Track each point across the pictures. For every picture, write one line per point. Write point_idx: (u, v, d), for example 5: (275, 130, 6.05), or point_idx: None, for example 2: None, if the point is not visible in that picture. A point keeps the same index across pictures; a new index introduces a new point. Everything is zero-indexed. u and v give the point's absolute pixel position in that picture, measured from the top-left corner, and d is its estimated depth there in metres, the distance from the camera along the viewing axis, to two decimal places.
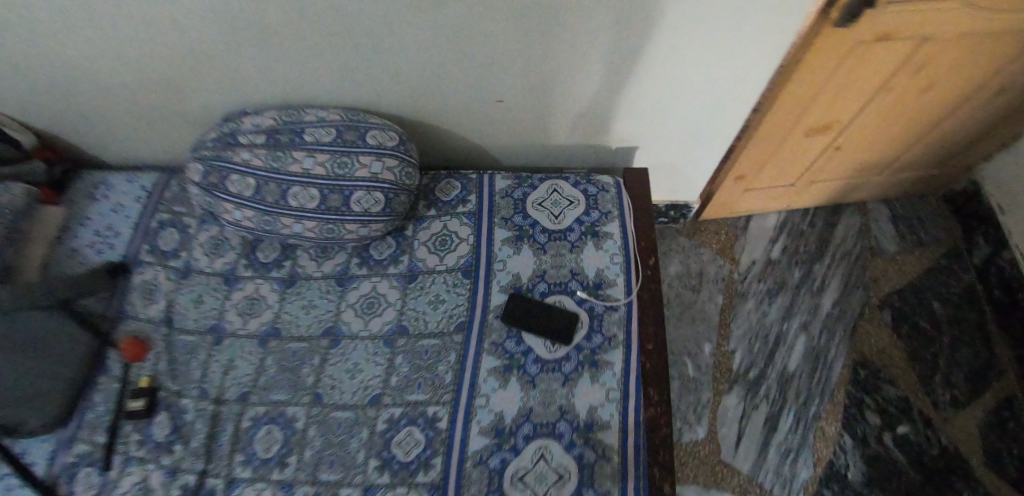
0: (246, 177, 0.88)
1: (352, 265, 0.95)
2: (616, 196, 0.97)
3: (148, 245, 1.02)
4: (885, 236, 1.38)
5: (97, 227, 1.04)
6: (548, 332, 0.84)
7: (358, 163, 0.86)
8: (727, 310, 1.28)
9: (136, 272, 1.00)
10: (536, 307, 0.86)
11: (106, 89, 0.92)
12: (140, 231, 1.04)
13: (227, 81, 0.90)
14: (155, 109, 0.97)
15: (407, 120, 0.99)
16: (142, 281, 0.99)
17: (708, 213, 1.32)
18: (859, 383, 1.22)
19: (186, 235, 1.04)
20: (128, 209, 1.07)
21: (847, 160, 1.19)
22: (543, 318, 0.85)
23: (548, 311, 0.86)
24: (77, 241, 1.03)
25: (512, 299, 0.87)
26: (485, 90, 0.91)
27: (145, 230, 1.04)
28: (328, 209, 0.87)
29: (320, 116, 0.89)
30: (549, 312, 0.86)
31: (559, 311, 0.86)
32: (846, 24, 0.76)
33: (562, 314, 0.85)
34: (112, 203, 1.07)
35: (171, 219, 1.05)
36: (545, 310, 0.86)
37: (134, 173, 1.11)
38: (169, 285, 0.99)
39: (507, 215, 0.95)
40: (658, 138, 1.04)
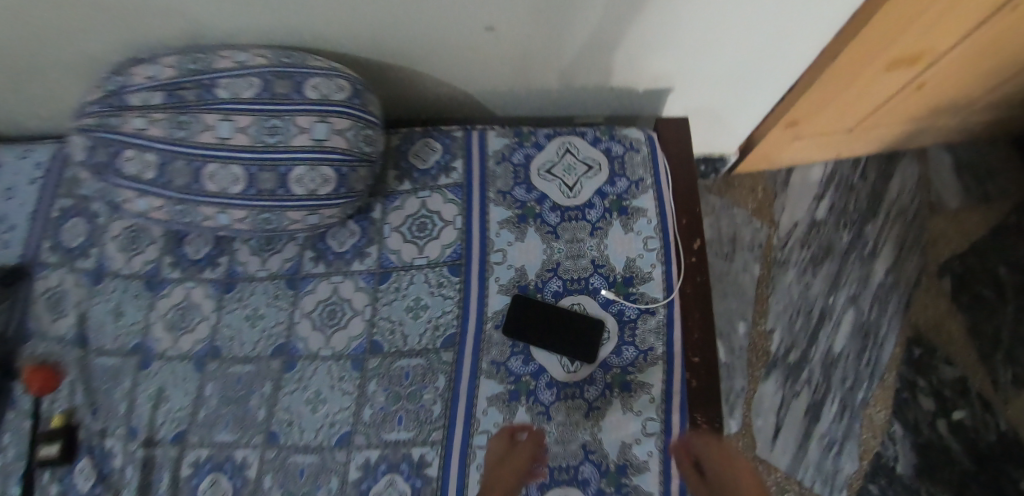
0: (144, 152, 0.63)
1: (306, 260, 0.73)
2: (649, 157, 0.73)
3: (50, 240, 0.78)
4: (947, 187, 1.16)
5: None
6: (566, 347, 0.64)
7: (294, 127, 0.61)
8: (764, 283, 1.10)
9: (38, 276, 0.76)
10: (550, 313, 0.66)
11: None
12: (37, 221, 0.79)
13: (103, 13, 0.62)
14: (19, 60, 0.70)
15: (366, 60, 0.73)
16: (45, 289, 0.76)
17: (744, 165, 1.10)
18: (913, 364, 1.06)
19: (93, 226, 0.79)
20: (21, 194, 0.82)
21: (924, 100, 0.94)
22: (559, 328, 0.65)
23: (565, 319, 0.66)
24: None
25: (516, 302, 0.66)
26: (459, 18, 0.63)
27: (42, 221, 0.79)
28: (259, 193, 0.63)
29: (240, 61, 0.65)
30: (567, 320, 0.66)
31: (580, 318, 0.66)
32: None
33: (584, 323, 0.65)
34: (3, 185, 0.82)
35: (76, 205, 0.80)
36: (562, 316, 0.66)
37: (29, 145, 0.85)
38: (78, 295, 0.76)
39: (504, 187, 0.72)
40: (699, 77, 0.79)
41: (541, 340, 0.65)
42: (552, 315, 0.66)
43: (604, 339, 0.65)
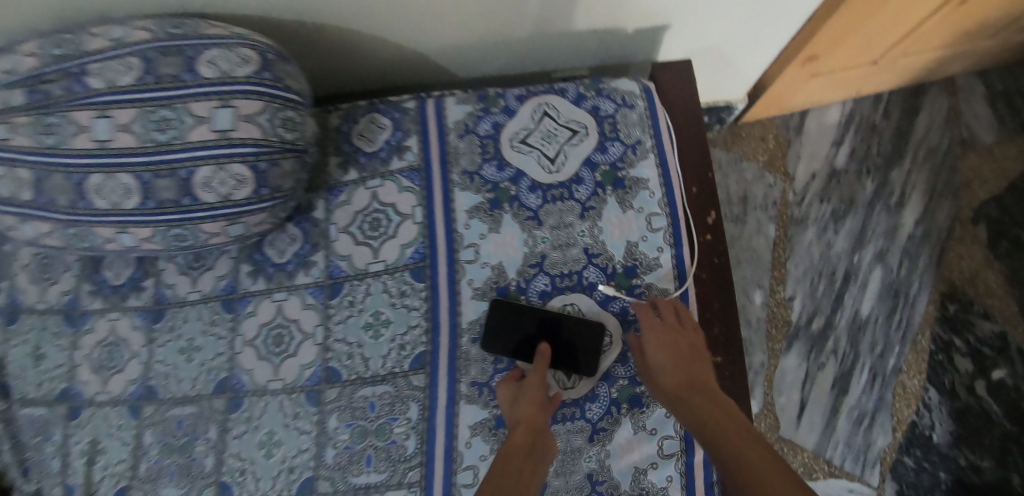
0: (13, 168, 0.49)
1: (242, 276, 0.61)
2: (647, 113, 0.59)
3: None
4: (981, 121, 1.03)
5: None
6: (562, 360, 0.53)
7: (190, 116, 0.49)
8: (781, 246, 0.98)
9: None
10: (541, 319, 0.54)
11: None
12: None
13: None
14: None
15: (286, 19, 0.58)
16: None
17: (754, 112, 0.96)
18: (948, 323, 0.95)
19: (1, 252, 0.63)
20: None
21: (967, 17, 0.79)
22: (553, 337, 0.54)
23: (560, 325, 0.54)
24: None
25: (498, 306, 0.54)
26: None
27: None
28: (161, 205, 0.50)
29: (116, 38, 0.51)
30: (562, 326, 0.54)
31: (578, 323, 0.53)
32: None
33: (584, 328, 0.53)
34: None
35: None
36: (555, 323, 0.54)
37: None
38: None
39: (471, 166, 0.58)
40: (700, 10, 0.64)
41: (532, 354, 0.54)
42: (544, 321, 0.54)
43: (609, 344, 0.54)
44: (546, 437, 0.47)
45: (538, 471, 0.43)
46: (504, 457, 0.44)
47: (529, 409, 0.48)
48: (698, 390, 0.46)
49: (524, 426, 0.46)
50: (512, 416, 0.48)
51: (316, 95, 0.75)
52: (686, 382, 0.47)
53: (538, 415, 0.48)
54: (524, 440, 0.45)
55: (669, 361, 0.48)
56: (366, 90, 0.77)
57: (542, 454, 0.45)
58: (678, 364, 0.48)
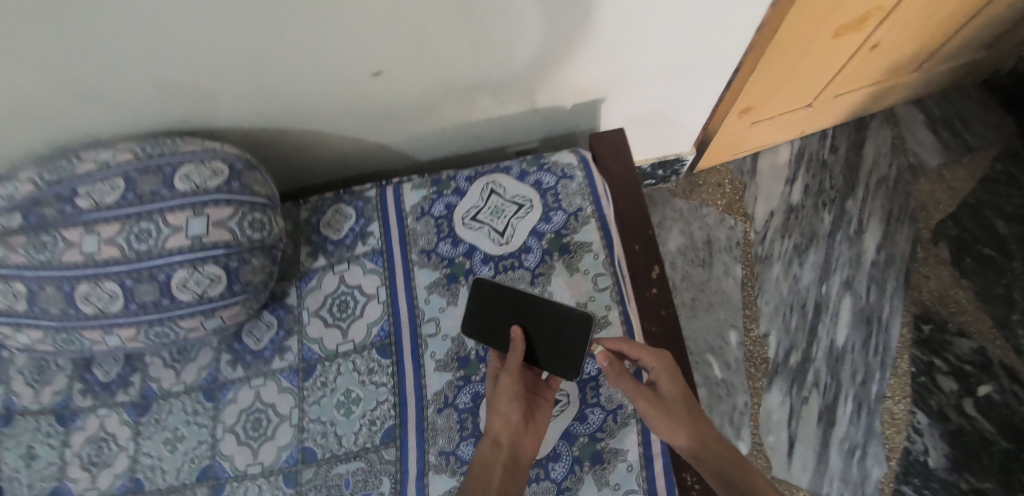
0: (8, 283, 0.54)
1: (222, 365, 0.64)
2: (586, 182, 0.63)
3: None
4: (925, 147, 1.09)
5: None
6: (546, 354, 0.52)
7: (165, 227, 0.55)
8: (749, 284, 1.02)
9: None
10: (514, 318, 0.53)
11: None
12: None
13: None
14: None
15: (258, 125, 0.66)
16: None
17: (706, 161, 1.02)
18: (926, 344, 0.97)
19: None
20: None
21: (882, 60, 0.88)
22: (526, 322, 0.53)
23: (536, 325, 0.52)
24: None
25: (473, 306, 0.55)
26: (346, 61, 0.57)
27: None
28: (142, 307, 0.56)
29: (103, 160, 0.58)
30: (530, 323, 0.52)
31: (556, 327, 0.52)
32: None
33: (563, 329, 0.51)
34: None
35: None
36: (525, 319, 0.53)
37: None
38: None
39: (427, 245, 0.63)
40: (628, 82, 0.73)
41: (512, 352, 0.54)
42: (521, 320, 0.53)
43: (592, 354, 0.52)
44: (516, 448, 0.51)
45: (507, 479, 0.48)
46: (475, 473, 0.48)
47: (500, 417, 0.51)
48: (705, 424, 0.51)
49: (493, 441, 0.50)
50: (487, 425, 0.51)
51: (290, 189, 0.82)
52: (694, 415, 0.51)
53: (511, 427, 0.51)
54: (492, 455, 0.50)
55: (680, 394, 0.51)
56: (335, 181, 0.84)
57: (510, 462, 0.50)
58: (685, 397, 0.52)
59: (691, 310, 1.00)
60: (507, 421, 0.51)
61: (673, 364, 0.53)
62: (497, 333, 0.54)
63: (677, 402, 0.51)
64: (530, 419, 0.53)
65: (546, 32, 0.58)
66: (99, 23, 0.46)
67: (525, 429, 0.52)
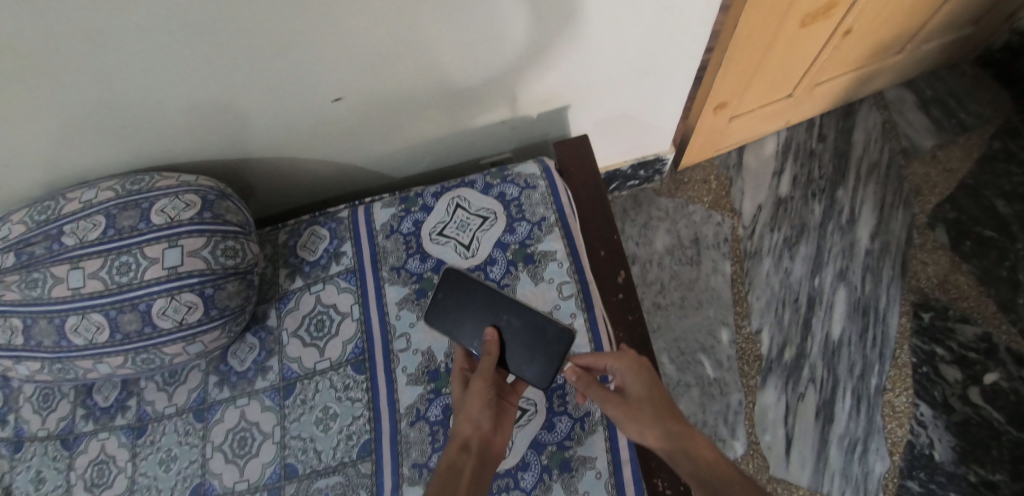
0: (7, 317, 0.58)
1: (210, 387, 0.67)
2: (549, 191, 0.65)
3: None
4: (917, 129, 1.07)
5: None
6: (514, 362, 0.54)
7: (144, 259, 0.57)
8: (740, 280, 1.01)
9: None
10: (489, 322, 0.54)
11: None
12: None
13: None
14: None
15: (235, 155, 0.69)
16: None
17: (688, 158, 1.02)
18: (926, 333, 0.94)
19: (8, 390, 0.71)
20: None
21: (858, 45, 0.87)
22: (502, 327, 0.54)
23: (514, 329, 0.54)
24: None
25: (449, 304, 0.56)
26: (307, 89, 0.60)
27: None
28: (127, 336, 0.58)
29: (87, 199, 0.61)
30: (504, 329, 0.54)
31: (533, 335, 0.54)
32: None
33: (541, 336, 0.54)
34: None
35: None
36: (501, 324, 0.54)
37: None
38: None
39: (398, 262, 0.65)
40: (593, 88, 0.74)
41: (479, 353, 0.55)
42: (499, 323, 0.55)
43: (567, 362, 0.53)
44: (484, 451, 0.50)
45: (478, 482, 0.47)
46: (442, 476, 0.46)
47: (471, 421, 0.50)
48: (674, 418, 0.49)
49: (463, 444, 0.49)
50: (454, 428, 0.50)
51: (273, 212, 0.85)
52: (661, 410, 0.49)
53: (482, 432, 0.50)
54: (461, 458, 0.48)
55: (645, 391, 0.51)
56: (316, 203, 0.86)
57: (480, 465, 0.49)
58: (651, 393, 0.51)
59: (681, 309, 1.00)
60: (478, 426, 0.50)
61: (639, 363, 0.53)
62: (472, 335, 0.55)
63: (643, 399, 0.50)
64: (498, 427, 0.52)
65: (501, 45, 0.60)
66: (69, 69, 0.50)
67: (493, 437, 0.51)
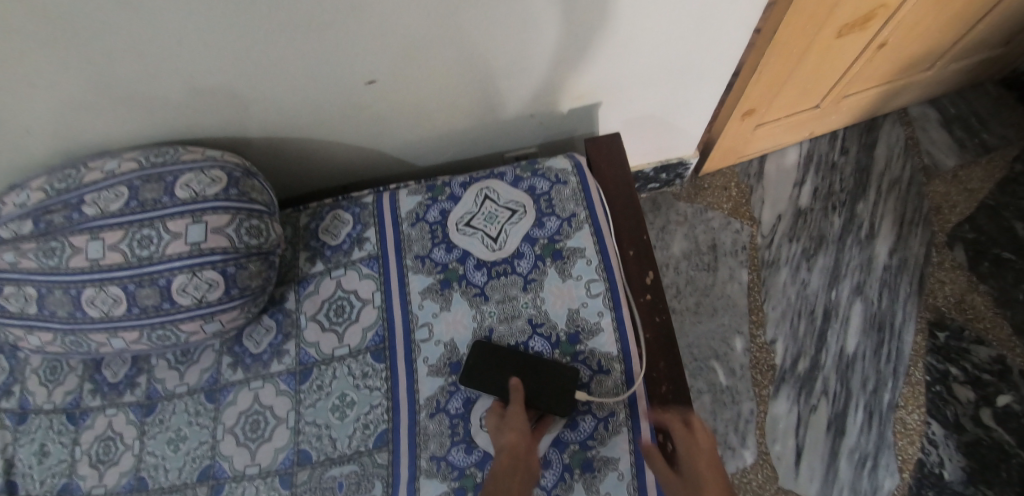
0: (22, 286, 0.57)
1: (224, 368, 0.65)
2: (580, 187, 0.65)
3: None
4: (939, 148, 1.07)
5: None
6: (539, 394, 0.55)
7: (166, 233, 0.56)
8: (756, 289, 1.00)
9: None
10: (511, 357, 0.57)
11: None
12: None
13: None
14: None
15: (261, 134, 0.68)
16: None
17: (710, 164, 1.02)
18: (940, 352, 0.94)
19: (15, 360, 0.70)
20: None
21: (890, 59, 0.86)
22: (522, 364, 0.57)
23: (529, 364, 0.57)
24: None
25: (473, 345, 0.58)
26: (340, 71, 0.59)
27: None
28: (144, 311, 0.57)
29: (109, 170, 0.60)
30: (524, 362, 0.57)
31: (558, 365, 0.57)
32: None
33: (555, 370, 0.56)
34: None
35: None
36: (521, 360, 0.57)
37: None
38: (1, 439, 0.66)
39: (422, 251, 0.64)
40: (627, 88, 0.73)
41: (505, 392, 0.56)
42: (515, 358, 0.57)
43: (581, 394, 0.55)
44: (531, 461, 0.51)
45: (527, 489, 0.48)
46: (494, 483, 0.48)
47: (514, 433, 0.51)
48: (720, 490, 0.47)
49: (511, 452, 0.50)
50: (500, 438, 0.52)
51: (292, 195, 0.84)
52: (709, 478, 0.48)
53: (527, 440, 0.51)
54: (511, 467, 0.49)
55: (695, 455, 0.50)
56: (337, 188, 0.86)
57: (528, 472, 0.49)
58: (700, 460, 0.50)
59: (695, 315, 0.99)
60: (524, 433, 0.52)
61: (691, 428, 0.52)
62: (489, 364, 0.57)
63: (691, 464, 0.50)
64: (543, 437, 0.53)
65: (542, 38, 0.59)
66: (97, 35, 0.48)
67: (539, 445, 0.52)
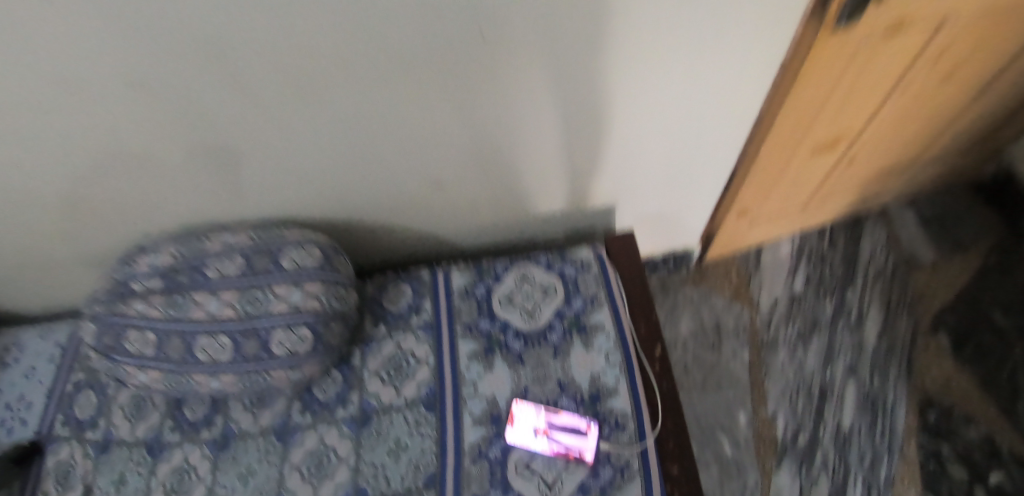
0: (144, 331, 0.70)
1: (294, 413, 0.76)
2: (601, 273, 0.79)
3: (63, 415, 0.80)
4: (918, 243, 1.21)
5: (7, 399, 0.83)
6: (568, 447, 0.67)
7: (272, 296, 0.71)
8: (757, 367, 1.10)
9: (49, 453, 0.77)
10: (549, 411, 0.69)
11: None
12: (54, 397, 0.82)
13: (112, 210, 0.73)
14: (55, 261, 0.81)
15: (342, 218, 0.84)
16: (55, 464, 0.76)
17: (712, 254, 1.16)
18: (932, 430, 1.01)
19: (104, 398, 0.81)
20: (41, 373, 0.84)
21: (861, 170, 1.03)
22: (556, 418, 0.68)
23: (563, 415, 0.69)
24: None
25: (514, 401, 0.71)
26: (417, 175, 0.76)
27: (53, 398, 0.82)
28: (245, 358, 0.69)
29: (226, 242, 0.75)
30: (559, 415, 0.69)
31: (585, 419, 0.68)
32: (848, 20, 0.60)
33: (582, 423, 0.68)
34: (24, 367, 0.85)
35: (89, 378, 0.82)
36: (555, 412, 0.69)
37: (49, 324, 0.90)
38: (84, 467, 0.75)
39: (470, 320, 0.77)
40: (639, 192, 0.90)
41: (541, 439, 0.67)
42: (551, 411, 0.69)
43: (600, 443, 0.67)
44: None
45: None
46: None
47: None
48: None
49: None
50: None
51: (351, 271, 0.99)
52: None
53: None
54: None
55: None
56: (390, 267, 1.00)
57: None
58: None
59: (702, 390, 1.09)
60: None
61: None
62: (528, 417, 0.69)
63: None
64: None
65: (572, 153, 0.77)
66: (248, 148, 0.65)
67: None
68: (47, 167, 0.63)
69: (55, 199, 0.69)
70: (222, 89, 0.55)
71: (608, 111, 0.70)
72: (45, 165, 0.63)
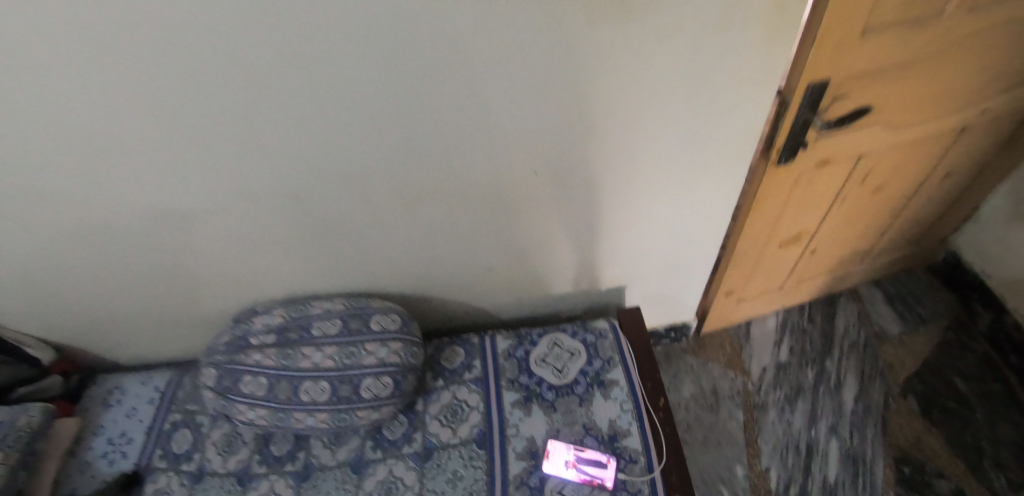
0: (258, 376, 0.90)
1: (367, 449, 0.93)
2: (615, 340, 1.00)
3: (161, 449, 0.95)
4: (886, 319, 1.41)
5: (111, 435, 0.98)
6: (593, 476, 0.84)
7: (363, 351, 0.92)
8: (750, 426, 1.27)
9: (148, 481, 0.92)
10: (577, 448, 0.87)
11: (132, 311, 0.97)
12: (153, 434, 0.97)
13: (239, 283, 0.95)
14: (177, 321, 1.02)
15: (409, 292, 1.07)
16: (153, 490, 0.91)
17: (707, 326, 1.36)
18: (909, 484, 1.15)
19: (198, 434, 0.97)
20: (141, 413, 1.00)
21: (826, 258, 1.26)
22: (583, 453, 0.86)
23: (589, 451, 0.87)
24: (90, 452, 0.96)
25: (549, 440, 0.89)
26: (474, 262, 1.00)
27: (151, 434, 0.97)
28: (339, 399, 0.89)
29: (326, 307, 0.97)
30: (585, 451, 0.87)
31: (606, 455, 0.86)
32: (789, 157, 0.85)
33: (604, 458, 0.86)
34: (125, 408, 1.01)
35: (184, 417, 0.98)
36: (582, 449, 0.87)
37: (147, 372, 1.07)
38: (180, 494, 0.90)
39: (512, 375, 0.97)
40: (643, 275, 1.13)
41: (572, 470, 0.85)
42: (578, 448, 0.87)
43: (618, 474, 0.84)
44: None
45: None
46: None
47: None
48: None
49: None
50: None
51: None
52: None
53: None
54: None
55: None
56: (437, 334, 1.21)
57: None
58: None
59: (703, 446, 1.25)
60: None
61: None
62: (560, 452, 0.87)
63: None
64: None
65: (592, 246, 1.01)
66: (356, 239, 0.89)
67: None
68: (214, 251, 0.86)
69: (202, 275, 0.91)
70: (354, 200, 0.79)
71: (620, 217, 0.94)
72: (208, 247, 0.85)
